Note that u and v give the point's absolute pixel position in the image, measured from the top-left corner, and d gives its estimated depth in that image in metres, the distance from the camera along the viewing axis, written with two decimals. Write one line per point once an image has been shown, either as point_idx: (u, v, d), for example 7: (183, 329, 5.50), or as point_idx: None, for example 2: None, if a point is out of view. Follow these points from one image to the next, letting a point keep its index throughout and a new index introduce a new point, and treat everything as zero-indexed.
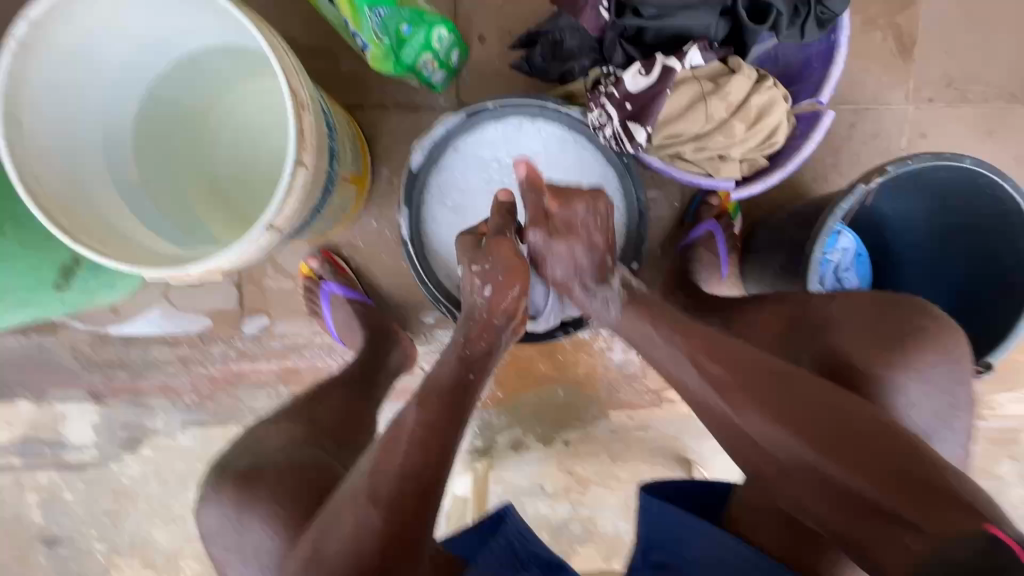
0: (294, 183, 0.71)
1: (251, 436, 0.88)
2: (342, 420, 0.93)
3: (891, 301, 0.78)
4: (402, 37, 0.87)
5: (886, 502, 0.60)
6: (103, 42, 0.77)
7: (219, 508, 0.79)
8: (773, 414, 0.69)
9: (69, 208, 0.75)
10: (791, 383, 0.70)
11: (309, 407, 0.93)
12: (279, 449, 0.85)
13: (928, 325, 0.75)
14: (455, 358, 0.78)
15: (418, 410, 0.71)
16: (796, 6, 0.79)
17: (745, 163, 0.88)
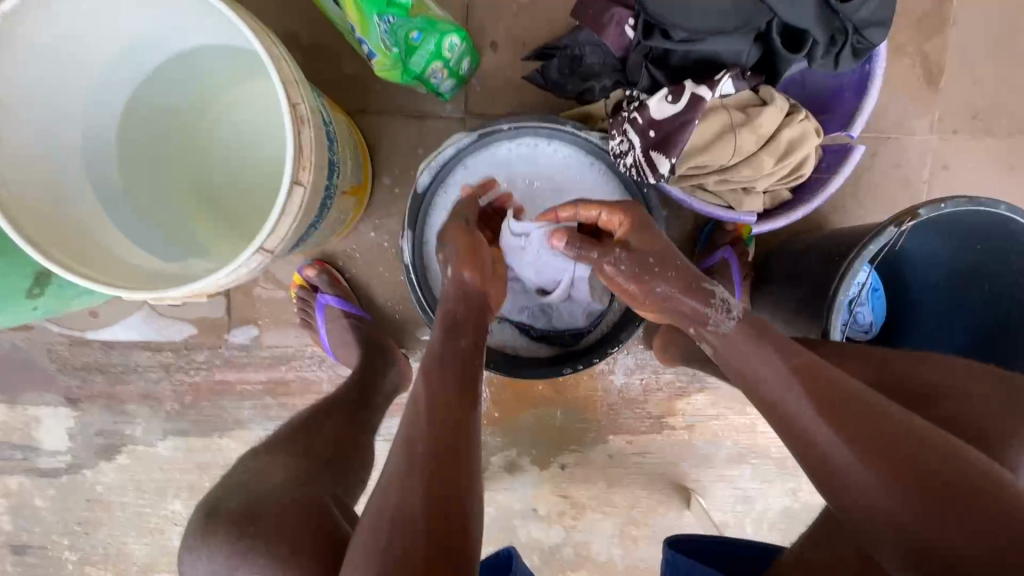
0: (290, 203, 0.66)
1: (247, 469, 0.82)
2: (340, 448, 0.87)
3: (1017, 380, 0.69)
4: (411, 45, 0.82)
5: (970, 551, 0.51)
6: (85, 37, 0.71)
7: (208, 556, 0.73)
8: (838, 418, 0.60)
9: (42, 218, 0.68)
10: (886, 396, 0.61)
11: (305, 434, 0.87)
12: (272, 491, 0.78)
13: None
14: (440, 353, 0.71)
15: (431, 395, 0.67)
16: (833, 34, 0.73)
17: (768, 196, 0.84)
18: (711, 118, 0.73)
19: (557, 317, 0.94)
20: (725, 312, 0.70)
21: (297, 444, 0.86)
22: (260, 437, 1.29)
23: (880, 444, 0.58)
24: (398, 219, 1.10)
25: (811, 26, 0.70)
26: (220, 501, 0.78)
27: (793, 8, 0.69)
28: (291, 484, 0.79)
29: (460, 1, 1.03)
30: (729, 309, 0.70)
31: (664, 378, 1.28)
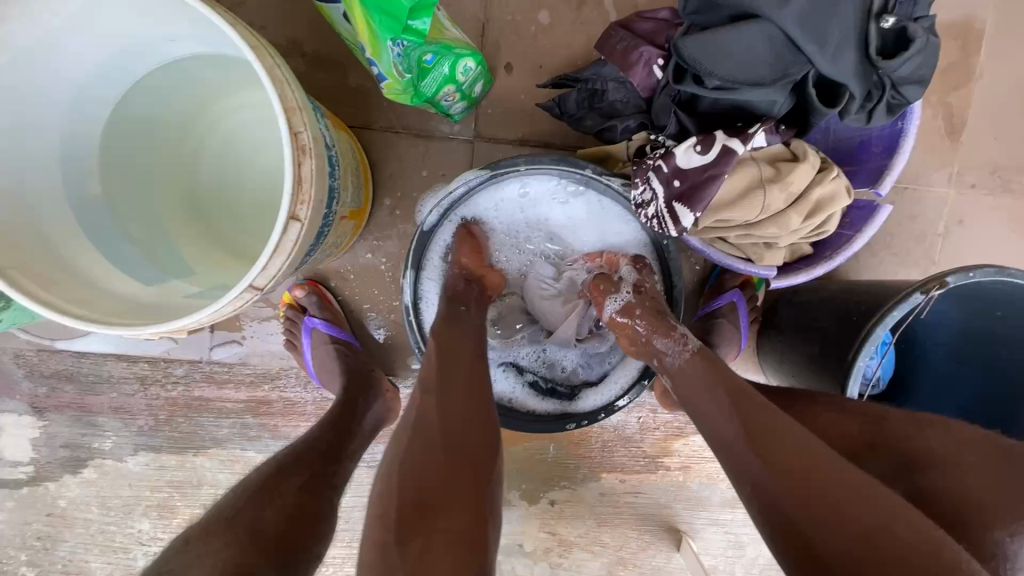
0: (286, 239, 0.61)
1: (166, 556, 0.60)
2: (304, 506, 0.71)
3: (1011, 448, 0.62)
4: (424, 67, 0.77)
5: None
6: (67, 38, 0.64)
7: None
8: (793, 468, 0.60)
9: (9, 240, 0.62)
10: (786, 428, 0.64)
11: (266, 486, 0.71)
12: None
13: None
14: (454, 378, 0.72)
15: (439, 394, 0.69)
16: (869, 89, 0.69)
17: (789, 249, 0.81)
18: (738, 172, 0.69)
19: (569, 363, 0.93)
20: (681, 344, 0.77)
21: (246, 516, 0.65)
22: (237, 457, 1.22)
23: (830, 490, 0.56)
24: (397, 241, 1.05)
25: (849, 80, 0.67)
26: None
27: (832, 61, 0.65)
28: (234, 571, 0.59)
29: (476, 20, 0.98)
30: (684, 343, 0.77)
31: (661, 417, 1.24)
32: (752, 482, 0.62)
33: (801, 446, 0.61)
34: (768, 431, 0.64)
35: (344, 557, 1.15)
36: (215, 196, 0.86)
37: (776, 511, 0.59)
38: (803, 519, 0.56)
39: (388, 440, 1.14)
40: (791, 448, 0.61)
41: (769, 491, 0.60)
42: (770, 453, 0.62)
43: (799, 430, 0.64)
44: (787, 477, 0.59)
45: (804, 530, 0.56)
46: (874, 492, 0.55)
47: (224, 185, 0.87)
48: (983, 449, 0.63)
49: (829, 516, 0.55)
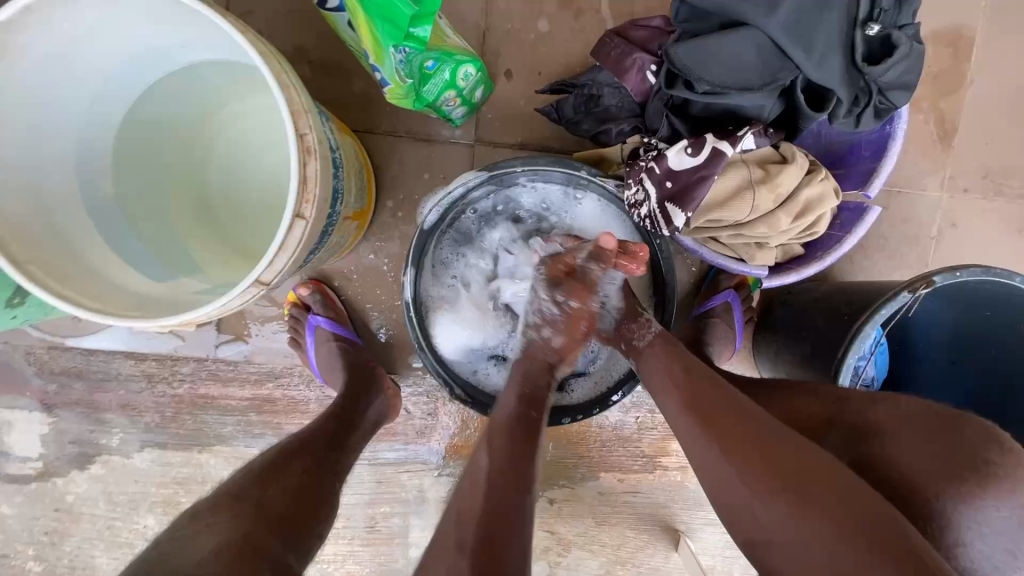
0: (292, 236, 0.63)
1: (172, 532, 0.61)
2: (308, 490, 0.73)
3: (956, 418, 0.62)
4: (426, 73, 0.80)
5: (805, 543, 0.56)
6: (87, 45, 0.68)
7: None
8: (759, 459, 0.62)
9: (28, 236, 0.65)
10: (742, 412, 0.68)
11: (268, 472, 0.72)
12: (209, 558, 0.58)
13: (988, 454, 0.59)
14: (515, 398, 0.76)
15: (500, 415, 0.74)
16: (857, 95, 0.71)
17: (781, 249, 0.83)
18: (727, 173, 0.71)
19: None
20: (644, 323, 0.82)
21: (247, 499, 0.66)
22: (242, 454, 1.25)
23: (794, 480, 0.59)
24: (399, 242, 1.07)
25: (836, 85, 0.69)
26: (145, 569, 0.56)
27: (819, 66, 0.67)
28: (236, 546, 0.60)
29: (476, 28, 1.01)
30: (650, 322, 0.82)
31: (659, 417, 1.26)
32: (718, 473, 0.65)
33: (752, 427, 0.66)
34: (736, 422, 0.67)
35: (346, 553, 1.17)
36: (222, 197, 0.89)
37: (728, 488, 0.63)
38: (760, 506, 0.60)
39: (390, 438, 1.16)
40: (743, 429, 0.66)
41: (733, 483, 0.63)
42: (738, 444, 0.65)
43: (765, 421, 0.66)
44: (735, 456, 0.64)
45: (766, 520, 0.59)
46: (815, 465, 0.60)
47: (231, 186, 0.89)
48: (925, 416, 0.64)
49: (772, 490, 0.60)
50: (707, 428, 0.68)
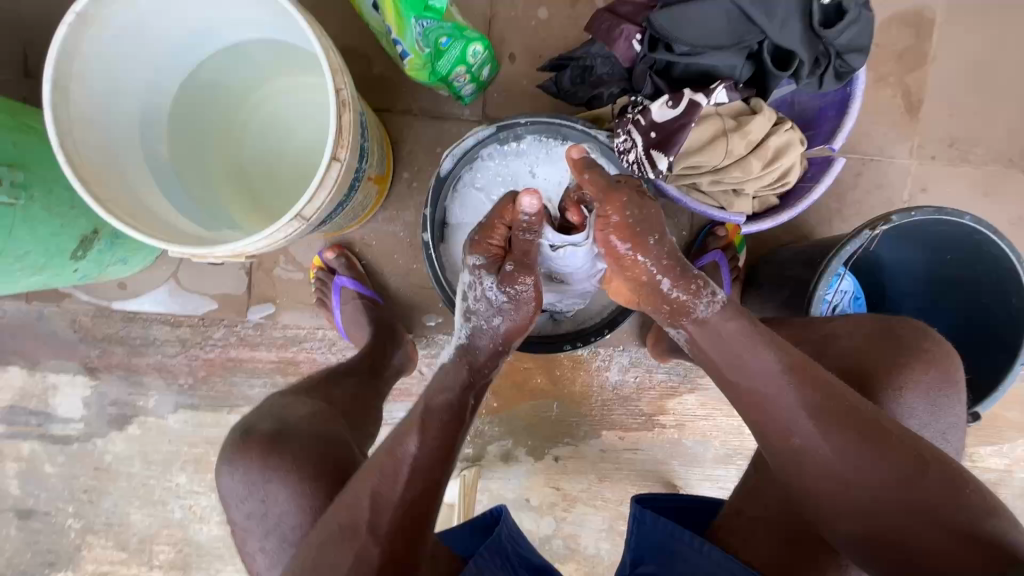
0: (328, 177, 0.74)
1: (272, 404, 0.90)
2: (357, 402, 0.95)
3: (897, 324, 0.79)
4: (440, 49, 0.91)
5: (888, 511, 0.63)
6: (155, 22, 0.80)
7: (241, 470, 0.82)
8: (846, 433, 0.67)
9: (102, 181, 0.76)
10: (827, 385, 0.71)
11: (325, 387, 0.96)
12: (302, 418, 0.87)
13: (919, 343, 0.76)
14: (461, 383, 0.79)
15: (421, 435, 0.73)
16: (817, 57, 0.82)
17: (756, 200, 0.93)
18: (704, 124, 0.83)
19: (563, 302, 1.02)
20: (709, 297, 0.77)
21: (324, 394, 0.94)
22: None
23: (873, 448, 0.66)
24: (414, 210, 1.18)
25: (797, 47, 0.80)
26: (253, 425, 0.86)
27: (781, 30, 0.79)
28: (318, 416, 0.88)
29: (483, 16, 1.13)
30: (713, 294, 0.76)
31: (657, 376, 1.34)
32: (797, 444, 0.70)
33: (833, 392, 0.70)
34: (823, 396, 0.70)
35: None
36: (256, 163, 1.00)
37: (811, 452, 0.69)
38: (847, 471, 0.66)
39: (406, 398, 1.24)
40: (833, 401, 0.69)
41: (816, 453, 0.68)
42: (824, 419, 0.68)
43: (852, 398, 0.69)
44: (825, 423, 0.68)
45: (840, 485, 0.67)
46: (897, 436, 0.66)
47: (265, 154, 1.00)
48: (873, 325, 0.80)
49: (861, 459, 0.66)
50: (796, 400, 0.70)
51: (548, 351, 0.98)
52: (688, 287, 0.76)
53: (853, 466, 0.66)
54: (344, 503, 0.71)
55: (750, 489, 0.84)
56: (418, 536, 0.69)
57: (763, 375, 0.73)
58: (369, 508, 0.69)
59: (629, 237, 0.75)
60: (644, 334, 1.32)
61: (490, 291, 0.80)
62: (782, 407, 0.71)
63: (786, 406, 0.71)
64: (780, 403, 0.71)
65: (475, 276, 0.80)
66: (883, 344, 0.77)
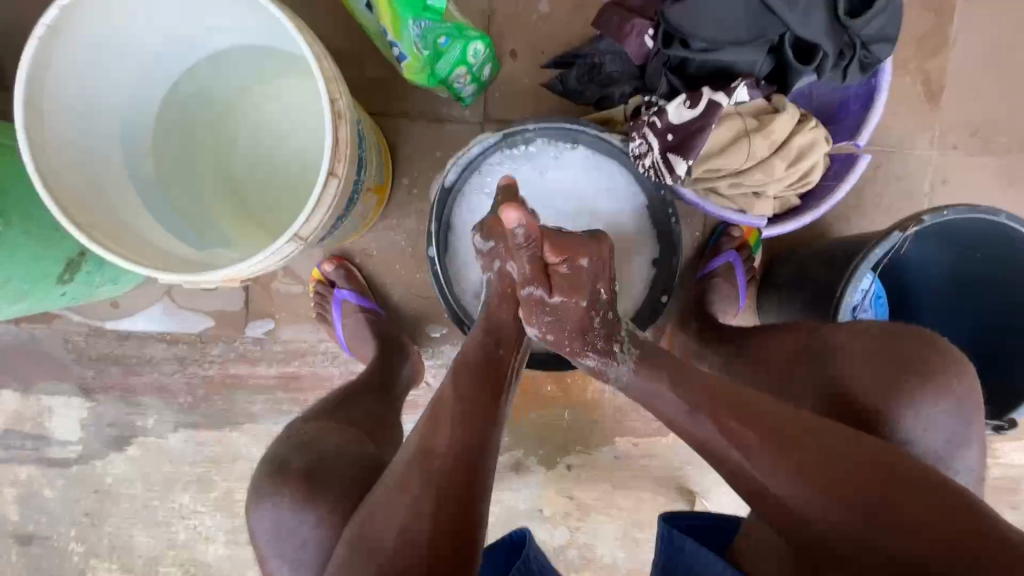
0: (325, 193, 0.70)
1: (306, 434, 0.84)
2: (378, 423, 0.92)
3: (895, 330, 0.74)
4: (439, 50, 0.86)
5: (909, 546, 0.55)
6: (135, 31, 0.75)
7: (276, 504, 0.76)
8: (819, 484, 0.60)
9: (84, 205, 0.72)
10: (740, 402, 0.69)
11: (341, 410, 0.91)
12: (340, 447, 0.81)
13: (934, 360, 0.70)
14: (483, 332, 0.77)
15: (452, 390, 0.70)
16: (842, 49, 0.77)
17: (777, 201, 0.88)
18: (724, 125, 0.80)
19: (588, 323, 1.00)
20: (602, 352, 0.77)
21: (348, 415, 0.90)
22: (270, 432, 1.29)
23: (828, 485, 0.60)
24: (415, 218, 1.13)
25: (822, 39, 0.75)
26: (285, 459, 0.81)
27: (804, 23, 0.74)
28: (352, 442, 0.83)
29: (482, 12, 1.07)
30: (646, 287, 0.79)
31: None
32: (765, 496, 0.64)
33: (776, 417, 0.66)
34: (788, 447, 0.63)
35: None
36: (247, 174, 0.95)
37: (789, 505, 0.62)
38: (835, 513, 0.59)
39: (412, 411, 1.19)
40: (792, 440, 0.64)
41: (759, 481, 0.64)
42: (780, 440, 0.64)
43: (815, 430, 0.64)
44: (785, 462, 0.62)
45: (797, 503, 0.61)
46: (866, 458, 0.61)
47: (257, 165, 0.95)
48: (874, 335, 0.74)
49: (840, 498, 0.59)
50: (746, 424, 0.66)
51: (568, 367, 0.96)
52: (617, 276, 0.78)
53: (842, 515, 0.59)
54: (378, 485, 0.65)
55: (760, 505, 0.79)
56: (473, 487, 0.63)
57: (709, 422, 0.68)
58: (416, 462, 0.64)
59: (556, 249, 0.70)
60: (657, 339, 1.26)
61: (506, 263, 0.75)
62: (738, 459, 0.65)
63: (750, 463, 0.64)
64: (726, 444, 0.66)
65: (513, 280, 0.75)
66: (893, 353, 0.72)
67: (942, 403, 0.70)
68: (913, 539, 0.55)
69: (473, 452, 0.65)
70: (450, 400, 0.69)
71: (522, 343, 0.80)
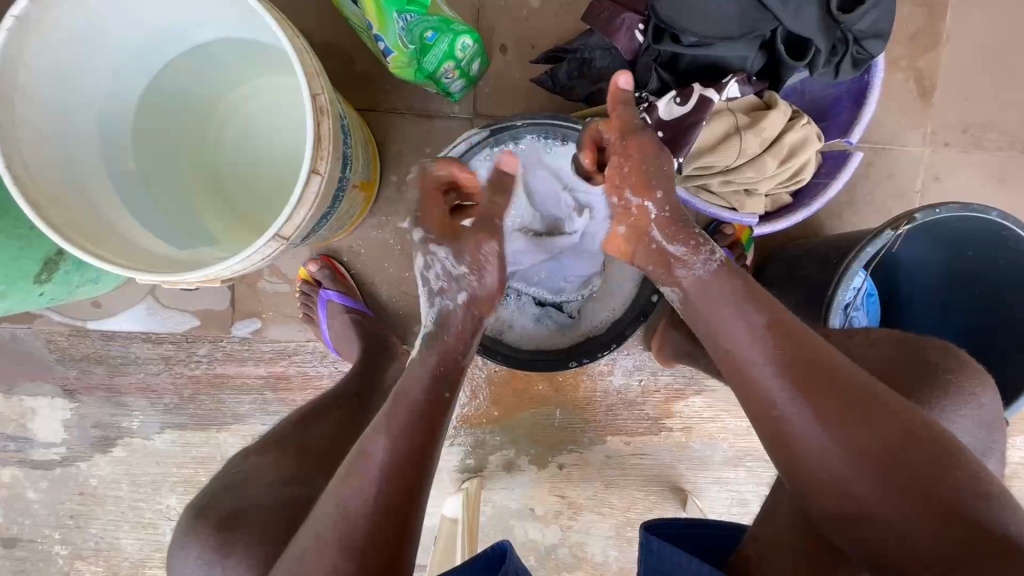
0: (307, 191, 0.69)
1: (238, 471, 0.84)
2: (336, 445, 0.88)
3: (918, 338, 0.74)
4: (426, 44, 0.85)
5: (910, 522, 0.53)
6: (112, 23, 0.73)
7: (195, 554, 0.74)
8: (847, 439, 0.57)
9: (60, 202, 0.70)
10: (808, 353, 0.62)
11: (290, 437, 0.89)
12: (263, 492, 0.80)
13: (956, 370, 0.69)
14: (426, 374, 0.70)
15: (388, 442, 0.65)
16: (834, 44, 0.77)
17: (769, 198, 0.88)
18: (715, 121, 0.80)
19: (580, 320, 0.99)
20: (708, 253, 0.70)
21: (290, 441, 0.88)
22: (258, 432, 1.27)
23: (881, 462, 0.55)
24: (404, 216, 1.11)
25: (813, 34, 0.75)
26: (212, 500, 0.80)
27: (796, 17, 0.74)
28: (280, 483, 0.81)
29: (471, 6, 1.05)
30: (712, 251, 0.70)
31: (663, 379, 1.26)
32: (789, 437, 0.60)
33: (811, 352, 0.62)
34: (823, 396, 0.59)
35: None
36: (233, 171, 0.93)
37: (809, 447, 0.59)
38: (852, 478, 0.56)
39: None
40: (834, 386, 0.59)
41: (829, 475, 0.57)
42: (853, 425, 0.57)
43: (857, 377, 0.60)
44: (816, 404, 0.59)
45: (870, 501, 0.55)
46: (901, 423, 0.56)
47: (243, 162, 0.93)
48: (891, 341, 0.74)
49: (865, 462, 0.56)
50: (812, 409, 0.59)
51: (548, 369, 0.94)
52: (689, 244, 0.70)
53: (852, 477, 0.56)
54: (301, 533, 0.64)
55: (772, 514, 0.75)
56: (403, 550, 0.62)
57: (745, 328, 0.65)
58: (336, 522, 0.61)
59: (637, 184, 0.71)
60: (649, 338, 1.25)
61: (452, 263, 0.73)
62: (772, 397, 0.61)
63: (784, 398, 0.61)
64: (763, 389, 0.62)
65: (427, 253, 0.73)
66: (919, 362, 0.70)
67: (970, 412, 0.68)
68: (921, 510, 0.52)
69: (400, 511, 0.62)
70: (382, 456, 0.64)
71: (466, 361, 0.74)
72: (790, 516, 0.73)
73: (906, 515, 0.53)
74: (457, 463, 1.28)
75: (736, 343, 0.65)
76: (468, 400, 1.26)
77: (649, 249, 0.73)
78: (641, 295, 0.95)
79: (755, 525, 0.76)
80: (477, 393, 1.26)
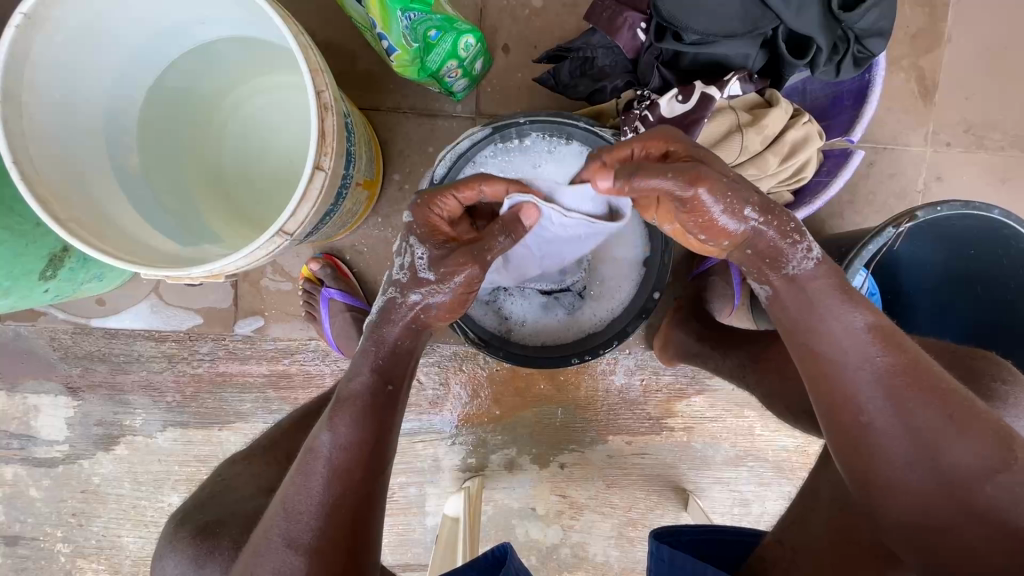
0: (311, 187, 0.69)
1: (220, 483, 0.87)
2: None
3: (963, 349, 0.73)
4: (429, 43, 0.85)
5: (976, 538, 0.53)
6: (118, 21, 0.73)
7: (171, 563, 0.77)
8: (933, 449, 0.56)
9: (65, 198, 0.70)
10: (912, 361, 0.60)
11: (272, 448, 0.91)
12: (245, 501, 0.82)
13: (1015, 381, 0.69)
14: (369, 370, 0.71)
15: (331, 435, 0.66)
16: (835, 43, 0.78)
17: (770, 197, 0.88)
18: (717, 119, 0.81)
19: (582, 318, 0.99)
20: (803, 251, 0.63)
21: (274, 452, 0.90)
22: (259, 430, 1.28)
23: (959, 479, 0.55)
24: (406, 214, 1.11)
25: (814, 32, 0.75)
26: (191, 513, 0.83)
27: (798, 15, 0.74)
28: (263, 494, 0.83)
29: (473, 6, 1.06)
30: (810, 247, 0.63)
31: (664, 379, 1.26)
32: (869, 437, 0.59)
33: (914, 358, 0.60)
34: (921, 403, 0.57)
35: None
36: (236, 169, 0.93)
37: (889, 451, 0.58)
38: (927, 488, 0.56)
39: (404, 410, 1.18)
40: (936, 396, 0.58)
41: (905, 481, 0.57)
42: (945, 437, 0.56)
43: (957, 389, 0.58)
44: (910, 412, 0.58)
45: (949, 513, 0.55)
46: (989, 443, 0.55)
47: (246, 161, 0.94)
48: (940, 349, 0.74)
49: (940, 475, 0.56)
50: (904, 419, 0.58)
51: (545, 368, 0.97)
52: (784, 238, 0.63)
53: (924, 488, 0.56)
54: (254, 531, 0.66)
55: (799, 517, 0.72)
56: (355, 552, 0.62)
57: (858, 326, 0.61)
58: (282, 517, 0.63)
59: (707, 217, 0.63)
60: (650, 337, 1.25)
61: (422, 262, 0.71)
62: (865, 398, 0.59)
63: (882, 400, 0.59)
64: (860, 387, 0.60)
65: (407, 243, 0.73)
66: (964, 374, 0.69)
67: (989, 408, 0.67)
68: (988, 530, 0.53)
69: (354, 505, 0.64)
70: (330, 450, 0.65)
71: (412, 365, 0.74)
72: (829, 523, 0.68)
73: (976, 530, 0.53)
74: (458, 462, 1.27)
75: (842, 342, 0.61)
76: (469, 399, 1.26)
77: (743, 252, 0.65)
78: (642, 291, 0.95)
79: (776, 529, 0.74)
80: (480, 392, 1.26)
